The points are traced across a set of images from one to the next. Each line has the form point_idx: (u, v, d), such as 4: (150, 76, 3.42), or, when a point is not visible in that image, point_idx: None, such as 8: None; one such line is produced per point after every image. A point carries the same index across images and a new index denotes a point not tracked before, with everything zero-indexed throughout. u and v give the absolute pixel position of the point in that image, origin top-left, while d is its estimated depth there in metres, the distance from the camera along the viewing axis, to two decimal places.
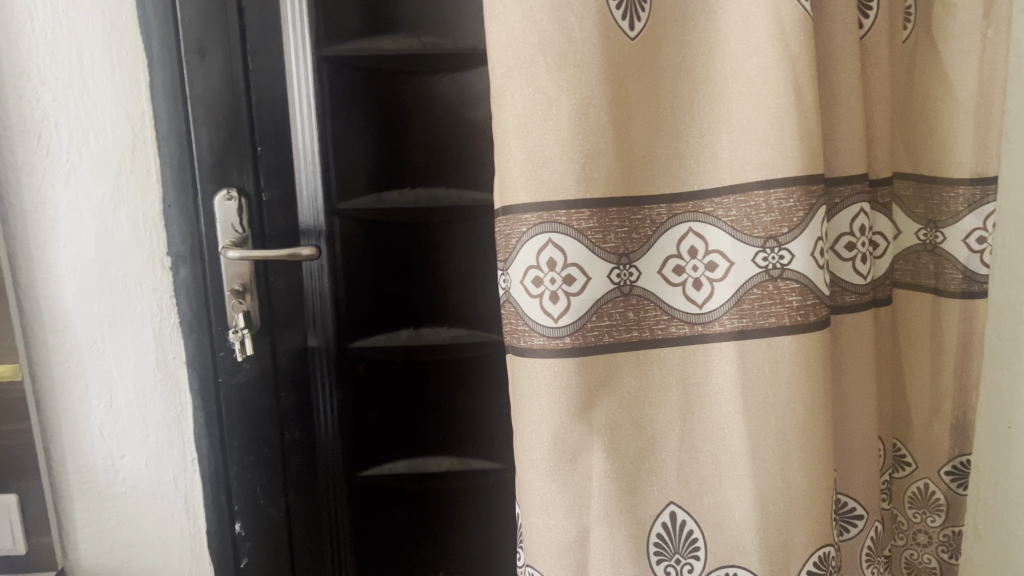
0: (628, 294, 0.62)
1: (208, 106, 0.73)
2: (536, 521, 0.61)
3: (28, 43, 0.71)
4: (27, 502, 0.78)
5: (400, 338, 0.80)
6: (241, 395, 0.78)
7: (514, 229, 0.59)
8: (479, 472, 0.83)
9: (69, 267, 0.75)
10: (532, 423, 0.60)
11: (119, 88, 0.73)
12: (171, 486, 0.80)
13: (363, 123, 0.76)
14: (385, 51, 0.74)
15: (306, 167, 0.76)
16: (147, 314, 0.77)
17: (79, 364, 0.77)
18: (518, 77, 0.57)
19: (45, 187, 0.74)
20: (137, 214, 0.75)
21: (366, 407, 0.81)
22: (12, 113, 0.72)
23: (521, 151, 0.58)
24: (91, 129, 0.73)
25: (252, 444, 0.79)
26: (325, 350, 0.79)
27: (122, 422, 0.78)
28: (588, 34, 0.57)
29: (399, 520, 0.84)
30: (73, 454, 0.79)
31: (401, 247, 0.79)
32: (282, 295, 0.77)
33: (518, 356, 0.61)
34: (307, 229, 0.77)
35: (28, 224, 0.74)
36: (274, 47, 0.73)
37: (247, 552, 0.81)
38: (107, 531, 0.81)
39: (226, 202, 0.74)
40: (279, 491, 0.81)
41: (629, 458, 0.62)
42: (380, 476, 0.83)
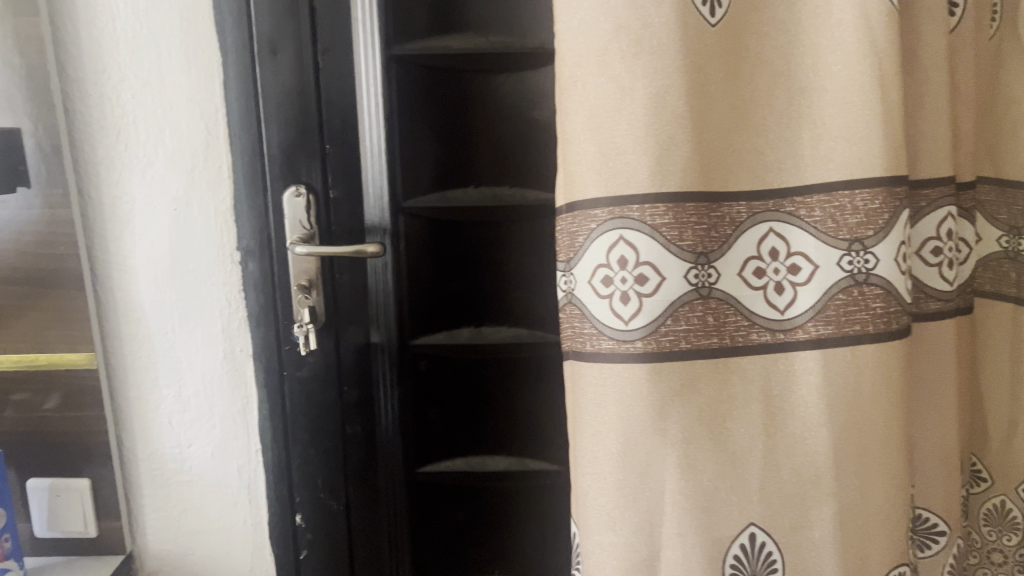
0: (707, 297, 0.62)
1: (281, 104, 0.74)
2: (601, 540, 0.62)
3: (108, 41, 0.74)
4: (99, 487, 0.80)
5: (460, 336, 0.80)
6: (304, 389, 0.79)
7: (582, 226, 0.62)
8: (537, 472, 0.83)
9: (143, 260, 0.77)
10: (599, 433, 0.61)
11: (195, 85, 0.74)
12: (235, 475, 0.81)
13: (432, 121, 0.76)
14: (449, 51, 0.74)
15: (372, 166, 0.77)
16: (217, 306, 0.78)
17: (150, 354, 0.79)
18: (591, 66, 0.59)
19: (122, 181, 0.76)
20: (209, 209, 0.76)
21: (425, 405, 0.81)
22: (93, 110, 0.75)
23: (593, 142, 0.60)
24: (166, 125, 0.75)
25: (315, 436, 0.80)
26: (386, 347, 0.80)
27: (190, 413, 0.80)
28: (665, 19, 0.58)
29: (457, 518, 0.84)
30: (143, 441, 0.80)
31: (464, 246, 0.79)
32: (347, 291, 0.78)
33: (585, 359, 0.62)
34: (372, 228, 0.78)
35: (106, 216, 0.76)
36: (343, 46, 0.74)
37: (306, 544, 0.82)
38: (175, 516, 0.82)
39: (295, 198, 0.75)
40: (340, 484, 0.81)
41: (706, 475, 0.61)
42: (436, 474, 0.83)
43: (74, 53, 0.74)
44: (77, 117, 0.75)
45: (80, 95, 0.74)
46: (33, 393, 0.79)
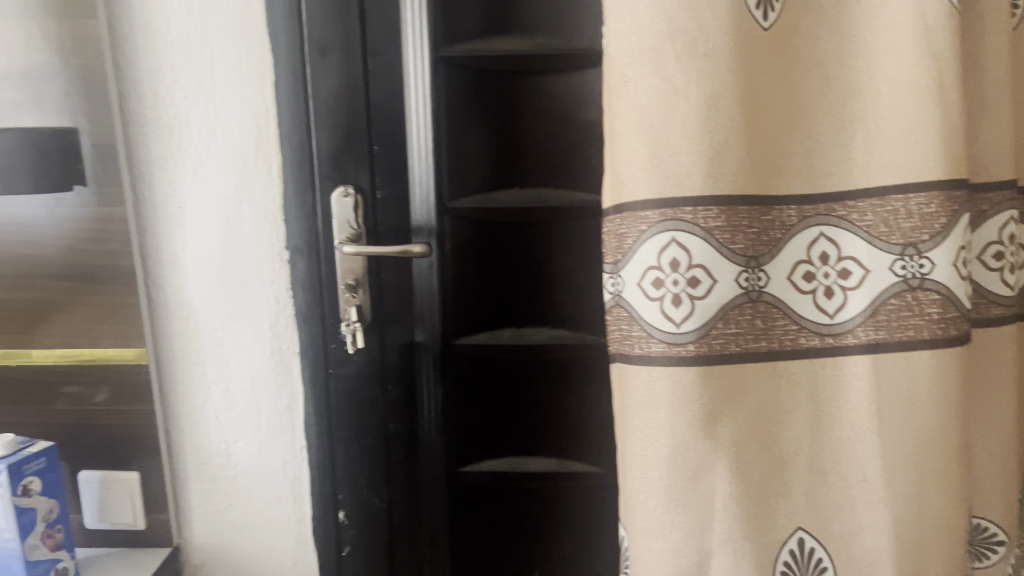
0: (757, 300, 0.62)
1: (329, 105, 0.75)
2: (651, 544, 0.62)
3: (163, 42, 0.75)
4: (148, 480, 0.81)
5: (503, 336, 0.81)
6: (348, 387, 0.79)
7: (632, 227, 0.61)
8: (578, 475, 0.82)
9: (193, 257, 0.78)
10: (648, 436, 0.61)
11: (247, 86, 0.76)
12: (280, 471, 0.82)
13: (478, 123, 0.77)
14: (496, 52, 0.75)
15: (419, 168, 0.78)
16: (265, 305, 0.79)
17: (199, 350, 0.80)
18: (644, 67, 0.59)
19: (174, 179, 0.77)
20: (259, 209, 0.77)
21: (466, 405, 0.82)
22: (147, 110, 0.76)
23: (644, 143, 0.59)
24: (218, 125, 0.76)
25: (356, 434, 0.80)
26: (431, 346, 0.81)
27: (237, 408, 0.81)
28: (719, 21, 0.58)
29: (497, 518, 0.84)
30: (191, 435, 0.82)
31: (509, 246, 0.79)
32: (392, 290, 0.79)
33: (632, 362, 0.62)
34: (418, 228, 0.79)
35: (159, 214, 0.78)
36: (393, 47, 0.75)
37: (349, 540, 0.82)
38: (220, 510, 0.83)
39: (343, 199, 0.76)
40: (380, 482, 0.81)
41: (756, 480, 0.62)
42: (477, 473, 0.83)
43: (130, 54, 0.75)
44: (132, 117, 0.76)
45: (136, 95, 0.76)
46: (83, 387, 0.81)
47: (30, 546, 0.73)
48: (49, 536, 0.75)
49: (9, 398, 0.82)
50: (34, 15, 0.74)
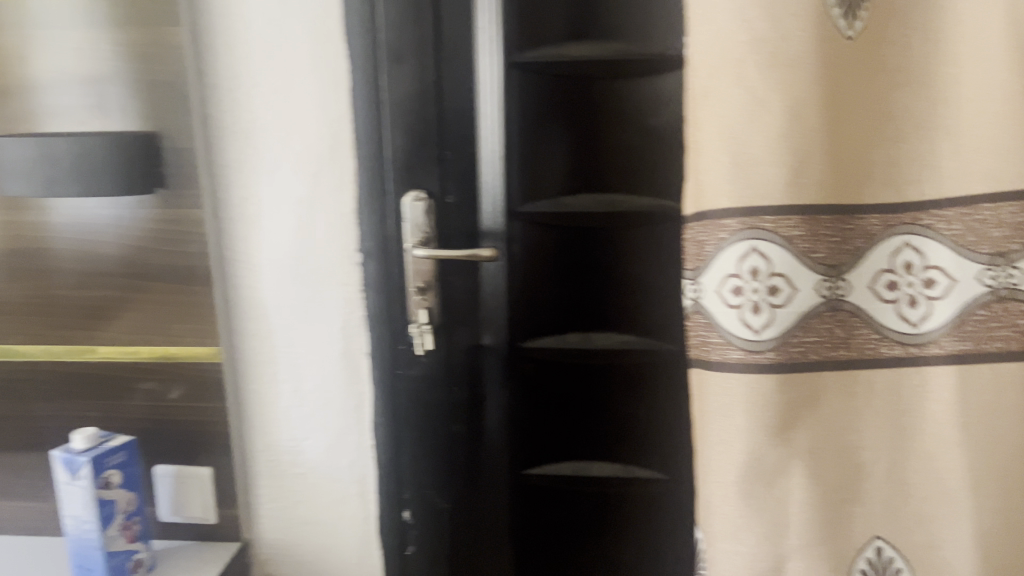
0: (837, 309, 0.61)
1: (403, 111, 0.76)
2: (725, 546, 0.62)
3: (243, 48, 0.77)
4: (219, 475, 0.83)
5: (570, 340, 0.81)
6: (415, 388, 0.80)
7: (712, 235, 0.61)
8: (642, 480, 0.82)
9: (268, 259, 0.80)
10: (724, 441, 0.61)
11: (323, 92, 0.77)
12: (346, 469, 0.83)
13: (550, 128, 0.78)
14: (570, 57, 0.76)
15: (489, 173, 0.79)
16: (337, 306, 0.81)
17: (272, 350, 0.82)
18: (726, 78, 0.59)
19: (251, 183, 0.79)
20: (333, 212, 0.79)
21: (532, 408, 0.83)
22: (226, 115, 0.78)
23: (726, 153, 0.60)
24: (294, 130, 0.78)
25: (423, 435, 0.81)
26: (497, 349, 0.81)
27: (307, 407, 0.82)
28: (803, 32, 0.58)
29: (560, 521, 0.85)
30: (261, 433, 0.84)
31: (579, 252, 0.80)
32: (460, 293, 0.80)
33: (711, 369, 0.62)
34: (487, 232, 0.80)
35: (235, 217, 0.80)
36: (466, 54, 0.76)
37: (413, 538, 0.83)
38: (288, 507, 0.85)
39: (415, 202, 0.76)
40: (445, 483, 0.82)
41: (833, 489, 0.62)
42: (542, 476, 0.84)
43: (211, 61, 0.77)
44: (212, 122, 0.78)
45: (216, 100, 0.78)
46: (158, 384, 0.83)
47: (109, 537, 0.76)
48: (127, 528, 0.78)
49: (87, 393, 0.85)
50: (119, 24, 0.77)
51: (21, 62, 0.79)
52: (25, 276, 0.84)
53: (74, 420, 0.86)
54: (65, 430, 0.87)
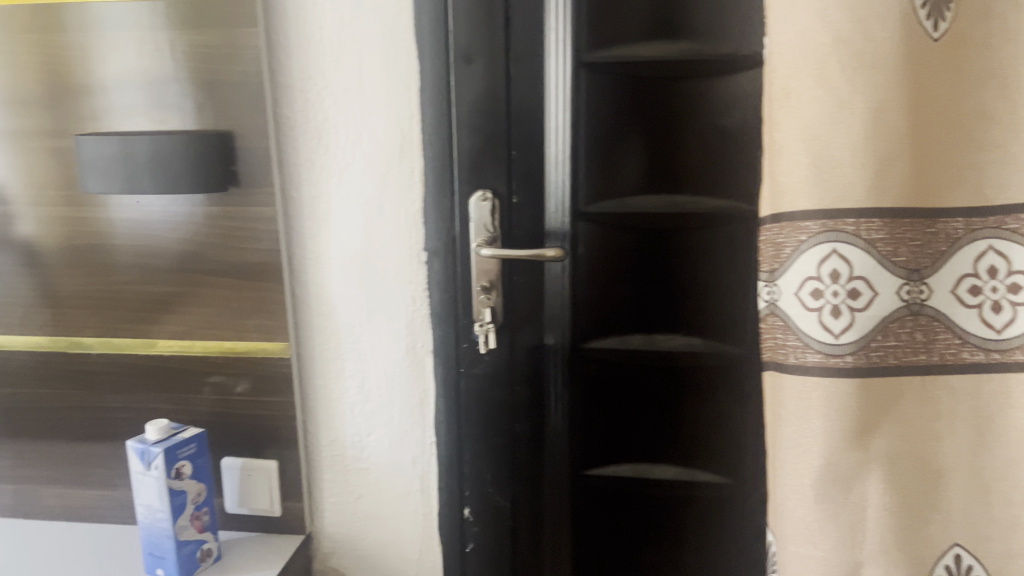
0: (917, 313, 0.61)
1: (473, 112, 0.78)
2: (798, 551, 0.61)
3: (317, 49, 0.78)
4: (286, 468, 0.85)
5: (633, 342, 0.82)
6: (478, 386, 0.83)
7: (790, 237, 0.60)
8: (704, 485, 0.84)
9: (337, 257, 0.81)
10: (799, 444, 0.60)
11: (393, 92, 0.77)
12: (409, 466, 0.84)
13: (617, 129, 0.79)
14: (638, 57, 0.77)
15: (556, 174, 0.80)
16: (402, 304, 0.81)
17: (338, 346, 0.83)
18: (807, 78, 0.58)
19: (321, 181, 0.80)
20: (400, 211, 0.80)
21: (594, 409, 0.84)
22: (299, 114, 0.79)
23: (807, 154, 0.58)
24: (364, 130, 0.79)
25: (484, 432, 0.84)
26: (560, 349, 0.83)
27: (371, 402, 0.83)
28: (888, 33, 0.57)
29: (618, 524, 0.87)
30: (326, 428, 0.85)
31: (645, 255, 0.81)
32: (525, 293, 0.81)
33: (785, 372, 0.61)
34: (552, 232, 0.81)
35: (305, 215, 0.81)
36: (535, 54, 0.77)
37: (472, 536, 0.85)
38: (349, 502, 0.86)
39: (482, 202, 0.79)
40: (507, 480, 0.85)
41: (910, 495, 0.61)
42: (602, 478, 0.85)
43: (285, 62, 0.79)
44: (284, 122, 0.80)
45: (287, 100, 0.79)
46: (226, 377, 0.85)
47: (180, 526, 0.77)
48: (197, 518, 0.79)
49: (157, 384, 0.87)
50: (190, 25, 0.78)
51: (96, 63, 0.81)
52: (95, 270, 0.86)
53: (144, 412, 0.89)
54: (136, 420, 0.89)
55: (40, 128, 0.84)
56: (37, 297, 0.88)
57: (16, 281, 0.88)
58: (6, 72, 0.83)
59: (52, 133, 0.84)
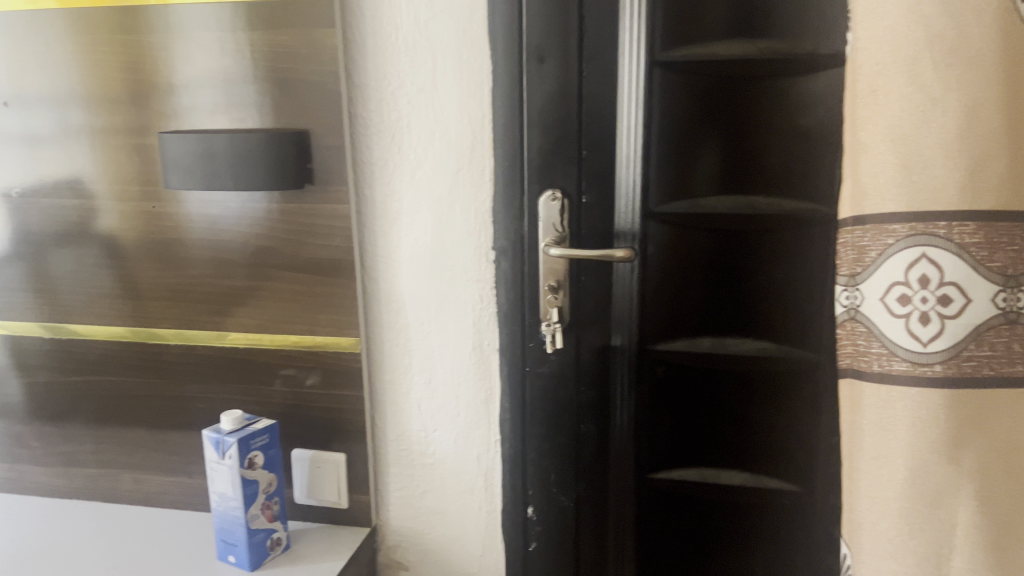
0: (1014, 321, 0.56)
1: (545, 111, 0.78)
2: (880, 565, 0.59)
3: (392, 49, 0.79)
4: (353, 462, 0.86)
5: (702, 345, 0.82)
6: (543, 386, 0.83)
7: (876, 240, 0.58)
8: (773, 491, 0.83)
9: (408, 254, 0.83)
10: (881, 457, 0.58)
11: (466, 92, 0.78)
12: (474, 462, 0.85)
13: (690, 129, 0.78)
14: (717, 56, 0.76)
15: (628, 175, 0.79)
16: (469, 301, 0.82)
17: (407, 342, 0.84)
18: (896, 76, 0.55)
19: (393, 180, 0.81)
20: (470, 210, 0.80)
21: (662, 411, 0.84)
22: (373, 113, 0.81)
23: (894, 155, 0.56)
24: (437, 129, 0.79)
25: (549, 431, 0.84)
26: (626, 350, 0.82)
27: (438, 398, 0.84)
28: (985, 27, 0.53)
29: (684, 529, 0.86)
30: (393, 423, 0.86)
31: (717, 257, 0.80)
32: (592, 294, 0.81)
33: (868, 380, 0.59)
34: (621, 232, 0.80)
35: (378, 213, 0.83)
36: (609, 53, 0.77)
37: (536, 535, 0.85)
38: (415, 497, 0.87)
39: (551, 202, 0.79)
40: (571, 481, 0.85)
41: (1003, 514, 0.57)
42: (670, 481, 0.85)
43: (358, 61, 0.80)
44: (359, 122, 0.81)
45: (363, 100, 0.80)
46: (297, 370, 0.87)
47: (252, 515, 0.79)
48: (268, 508, 0.81)
49: (231, 376, 0.90)
50: (265, 26, 0.80)
51: (175, 63, 0.84)
52: (172, 263, 0.89)
53: (218, 402, 0.91)
54: (210, 410, 0.92)
55: (121, 126, 0.87)
56: (116, 289, 0.92)
57: (96, 273, 0.92)
58: (91, 71, 0.86)
59: (132, 130, 0.87)
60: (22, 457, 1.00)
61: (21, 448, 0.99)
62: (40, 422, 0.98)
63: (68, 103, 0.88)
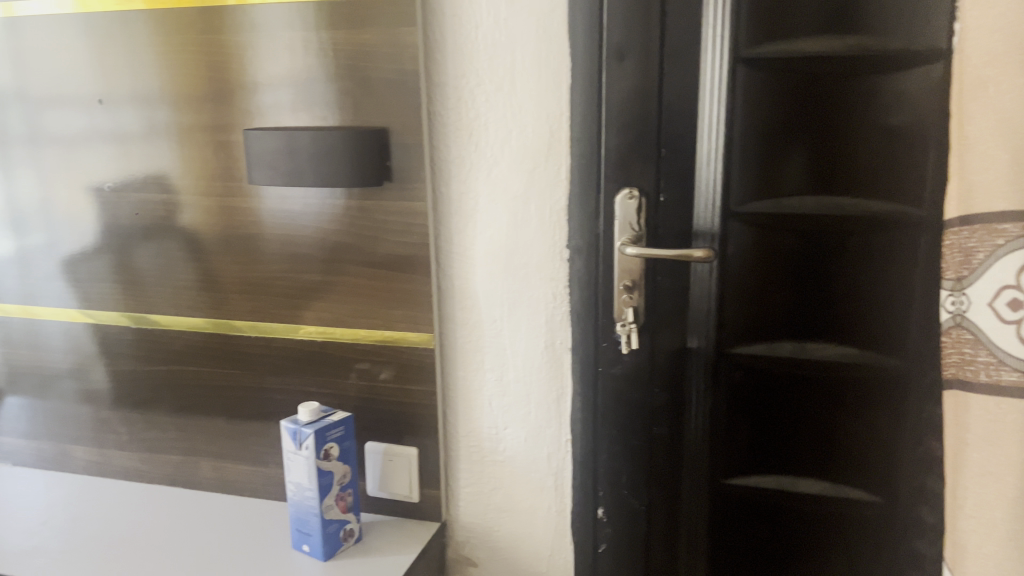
0: None
1: (623, 107, 0.76)
2: None
3: (471, 48, 0.79)
4: (425, 456, 0.87)
5: (781, 350, 0.80)
6: (616, 387, 0.81)
7: (984, 240, 0.55)
8: (854, 501, 0.82)
9: (482, 252, 0.83)
10: (988, 473, 0.55)
11: (544, 90, 0.78)
12: (545, 461, 0.85)
13: (775, 128, 0.77)
14: (803, 53, 0.75)
15: (707, 174, 0.78)
16: (543, 301, 0.82)
17: (479, 339, 0.85)
18: (1008, 68, 0.52)
19: (470, 178, 0.82)
20: (545, 208, 0.80)
21: (738, 416, 0.83)
22: (451, 112, 0.81)
23: (1006, 150, 0.53)
24: (515, 127, 0.79)
25: (622, 435, 0.82)
26: (703, 352, 0.81)
27: (509, 396, 0.85)
28: None
29: (758, 535, 0.85)
30: (465, 419, 0.87)
31: (799, 259, 0.78)
32: (668, 295, 0.80)
33: (972, 391, 0.56)
34: (700, 233, 0.79)
35: (454, 211, 0.83)
36: (690, 48, 0.75)
37: (606, 537, 0.84)
38: (485, 494, 0.88)
39: (628, 200, 0.77)
40: (643, 485, 0.83)
41: None
42: (745, 487, 0.84)
43: (438, 59, 0.80)
44: (437, 120, 0.82)
45: (441, 98, 0.81)
46: (371, 365, 0.88)
47: (326, 505, 0.81)
48: (342, 499, 0.82)
49: (306, 368, 0.92)
50: (346, 25, 0.81)
51: (258, 62, 0.86)
52: (251, 258, 0.91)
53: (293, 393, 0.93)
54: (286, 402, 0.94)
55: (204, 124, 0.90)
56: (198, 282, 0.95)
57: (178, 266, 0.95)
58: (177, 70, 0.89)
59: (215, 128, 0.89)
60: (107, 442, 1.04)
61: (107, 433, 1.03)
62: (125, 409, 1.02)
63: (156, 101, 0.91)
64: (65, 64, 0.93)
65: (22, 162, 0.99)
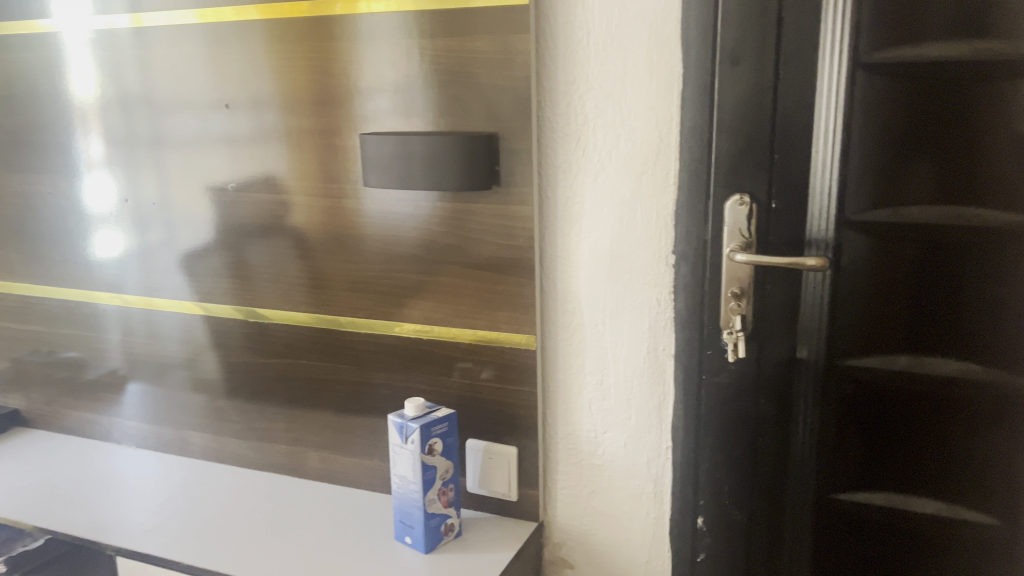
0: None
1: (735, 114, 0.76)
2: None
3: (582, 54, 0.80)
4: (524, 456, 0.89)
5: (897, 364, 0.78)
6: (721, 395, 0.81)
7: None
8: (971, 524, 0.79)
9: (588, 256, 0.84)
10: None
11: (654, 95, 0.78)
12: (644, 466, 0.85)
13: (897, 135, 0.74)
14: (928, 58, 0.72)
15: (822, 181, 0.76)
16: (646, 306, 0.82)
17: (581, 342, 0.86)
18: None
19: (577, 183, 0.83)
20: (652, 213, 0.80)
21: (848, 430, 0.81)
22: (560, 117, 0.82)
23: None
24: (624, 132, 0.80)
25: (725, 444, 0.82)
26: (813, 363, 0.79)
27: (610, 400, 0.85)
28: None
29: (865, 555, 0.83)
30: (565, 421, 0.88)
31: (918, 270, 0.76)
32: (778, 303, 0.79)
33: None
34: (813, 241, 0.77)
35: (560, 215, 0.84)
36: (807, 54, 0.73)
37: (704, 547, 0.85)
38: (583, 497, 0.89)
39: (738, 206, 0.77)
40: (745, 495, 0.83)
41: None
42: (853, 504, 0.82)
43: (548, 66, 0.82)
44: (546, 125, 0.83)
45: (550, 104, 0.82)
46: (473, 364, 0.90)
47: (429, 499, 0.83)
48: (444, 493, 0.84)
49: (409, 365, 0.94)
50: (457, 33, 0.83)
51: (370, 69, 0.89)
52: (358, 257, 0.95)
53: (396, 389, 0.96)
54: (388, 397, 0.97)
55: (317, 128, 0.93)
56: (307, 279, 0.99)
57: (289, 263, 0.99)
58: (292, 77, 0.93)
59: (327, 132, 0.93)
60: (220, 430, 1.09)
61: (219, 421, 1.09)
62: (236, 398, 1.07)
63: (272, 106, 0.95)
64: (189, 72, 0.99)
65: (146, 163, 1.05)
